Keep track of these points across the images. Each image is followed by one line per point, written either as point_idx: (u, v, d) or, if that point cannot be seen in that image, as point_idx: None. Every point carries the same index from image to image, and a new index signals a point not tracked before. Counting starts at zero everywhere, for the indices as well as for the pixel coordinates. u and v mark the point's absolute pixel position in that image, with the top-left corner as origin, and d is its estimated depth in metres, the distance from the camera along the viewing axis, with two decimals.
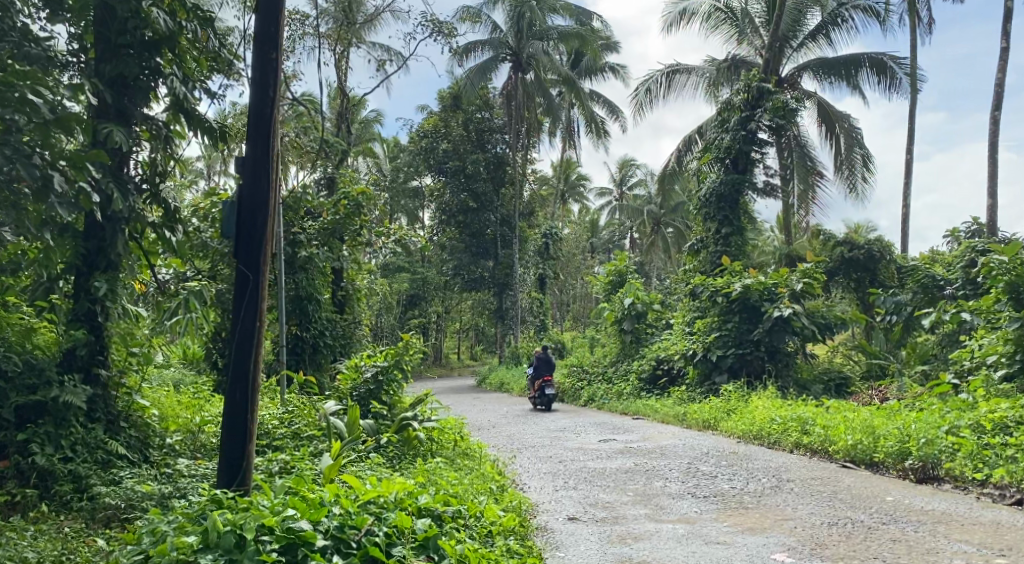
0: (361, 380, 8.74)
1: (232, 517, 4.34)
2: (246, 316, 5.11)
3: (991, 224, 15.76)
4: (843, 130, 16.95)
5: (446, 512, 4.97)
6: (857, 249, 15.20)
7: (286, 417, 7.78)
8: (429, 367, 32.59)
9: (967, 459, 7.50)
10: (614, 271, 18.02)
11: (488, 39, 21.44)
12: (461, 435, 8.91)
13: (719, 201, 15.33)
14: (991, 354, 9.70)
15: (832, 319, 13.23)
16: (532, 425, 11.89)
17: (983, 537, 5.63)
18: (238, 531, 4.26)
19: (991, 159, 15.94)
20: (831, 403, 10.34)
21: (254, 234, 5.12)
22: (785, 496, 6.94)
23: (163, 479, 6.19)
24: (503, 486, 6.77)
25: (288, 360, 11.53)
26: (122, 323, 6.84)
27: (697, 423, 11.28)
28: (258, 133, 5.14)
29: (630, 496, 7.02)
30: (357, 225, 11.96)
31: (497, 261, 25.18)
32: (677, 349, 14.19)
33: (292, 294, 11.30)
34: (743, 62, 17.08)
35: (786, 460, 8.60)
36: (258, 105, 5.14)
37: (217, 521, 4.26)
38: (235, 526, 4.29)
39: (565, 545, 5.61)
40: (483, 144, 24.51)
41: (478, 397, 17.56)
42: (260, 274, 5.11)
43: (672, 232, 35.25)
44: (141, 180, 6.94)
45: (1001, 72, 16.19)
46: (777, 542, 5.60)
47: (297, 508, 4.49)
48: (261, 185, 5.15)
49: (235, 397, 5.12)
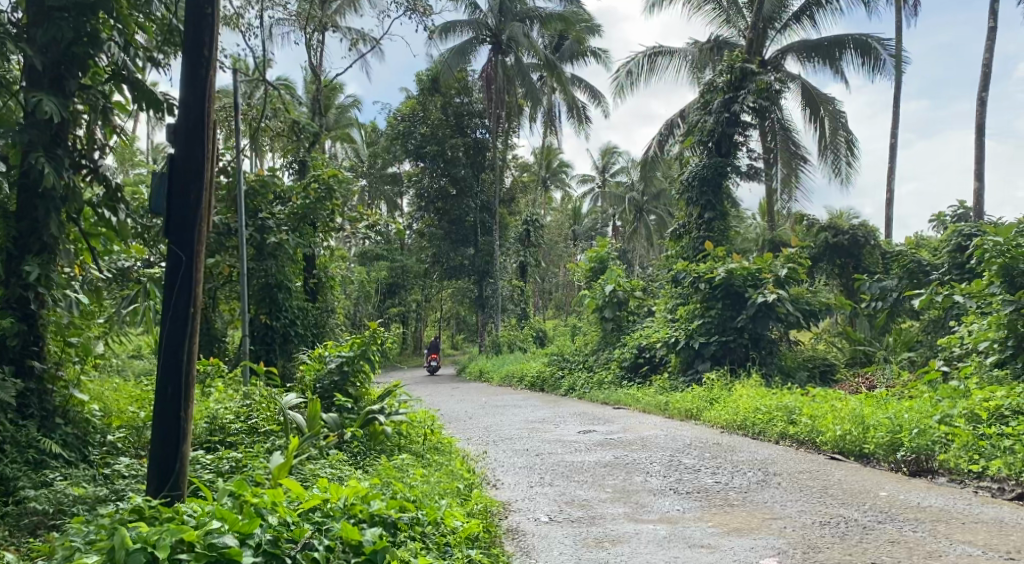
0: (326, 370, 8.22)
1: (146, 532, 3.85)
2: (178, 301, 4.60)
3: (977, 208, 15.46)
4: (827, 114, 16.55)
5: (402, 520, 4.51)
6: (841, 235, 14.77)
7: (242, 411, 7.30)
8: (409, 358, 32.03)
9: (962, 450, 7.14)
10: (595, 259, 17.56)
11: (467, 19, 20.88)
12: (433, 429, 8.42)
13: (702, 185, 14.86)
14: (982, 340, 9.28)
15: (817, 306, 12.81)
16: (510, 416, 11.44)
17: (987, 538, 5.23)
18: (148, 549, 3.77)
19: (978, 141, 15.61)
20: (818, 392, 9.93)
21: (185, 210, 4.62)
22: (773, 492, 6.51)
23: (100, 481, 5.68)
24: (471, 485, 6.33)
25: (257, 350, 10.90)
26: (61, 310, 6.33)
27: (679, 413, 10.84)
28: (191, 97, 4.63)
29: (609, 493, 6.57)
30: (328, 210, 11.43)
31: (476, 248, 24.62)
32: (659, 337, 13.76)
33: (260, 281, 10.72)
34: (727, 44, 16.75)
35: (773, 452, 8.18)
36: (190, 67, 4.63)
37: (125, 538, 3.77)
38: (146, 543, 3.79)
39: (537, 550, 5.17)
40: (462, 128, 24.01)
41: (457, 387, 17.05)
42: (193, 255, 4.62)
43: (654, 219, 34.81)
44: (79, 154, 6.40)
45: (988, 52, 15.84)
46: (766, 545, 5.17)
47: (225, 520, 4.01)
48: (194, 155, 4.64)
49: (166, 391, 4.60)
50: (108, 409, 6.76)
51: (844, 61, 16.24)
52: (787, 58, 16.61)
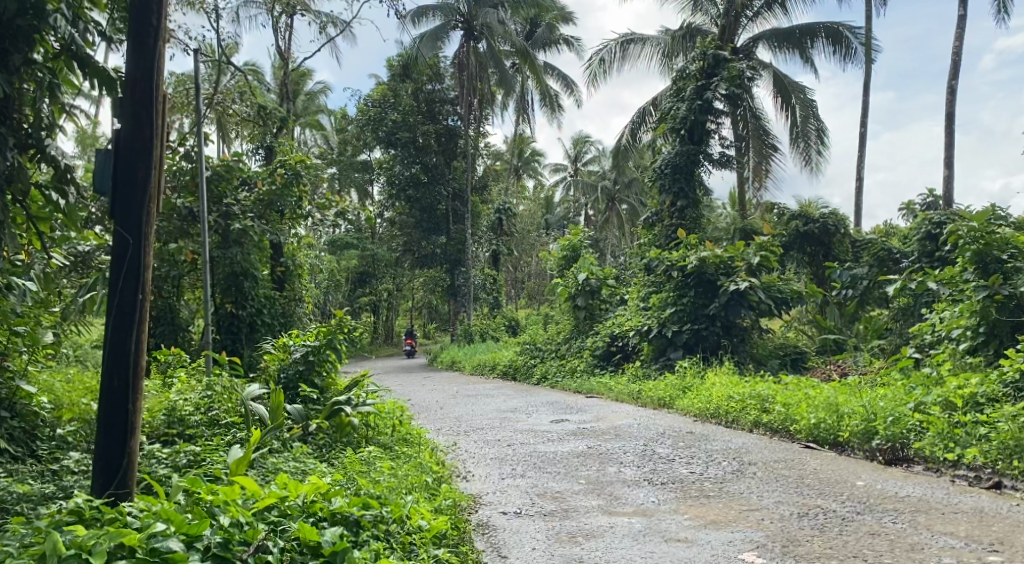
0: (290, 361, 7.95)
1: (81, 537, 3.59)
2: (125, 285, 4.33)
3: (947, 195, 15.47)
4: (799, 102, 16.48)
5: (364, 517, 4.31)
6: (812, 223, 14.70)
7: (202, 402, 7.00)
8: (380, 347, 31.70)
9: (937, 438, 7.04)
10: (568, 247, 17.39)
11: (439, 5, 20.44)
12: (402, 420, 8.19)
13: (675, 172, 14.73)
14: (955, 327, 9.20)
15: (789, 294, 12.71)
16: (481, 406, 11.24)
17: (969, 529, 5.11)
18: (83, 555, 3.50)
19: (948, 129, 15.60)
20: (791, 379, 9.84)
21: (132, 191, 4.36)
22: (748, 483, 6.37)
23: (47, 478, 5.42)
24: (440, 478, 6.12)
25: (222, 340, 10.60)
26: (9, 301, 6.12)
27: (651, 401, 10.71)
28: (138, 69, 4.37)
29: (582, 484, 6.40)
30: (294, 197, 11.14)
31: (448, 237, 24.43)
32: (631, 325, 13.62)
33: (225, 269, 10.38)
34: (699, 31, 16.61)
35: (747, 441, 8.06)
36: (137, 38, 4.36)
37: (58, 543, 3.50)
38: (82, 548, 3.52)
39: (508, 546, 4.98)
40: (433, 114, 23.73)
41: (429, 377, 16.82)
42: (141, 237, 4.35)
43: (626, 208, 34.68)
44: (24, 133, 5.98)
45: (958, 39, 15.82)
46: (744, 539, 5.02)
47: (171, 521, 3.79)
48: (142, 129, 4.37)
49: (113, 381, 4.33)
50: (60, 402, 6.51)
51: (816, 49, 16.15)
52: (758, 46, 16.51)
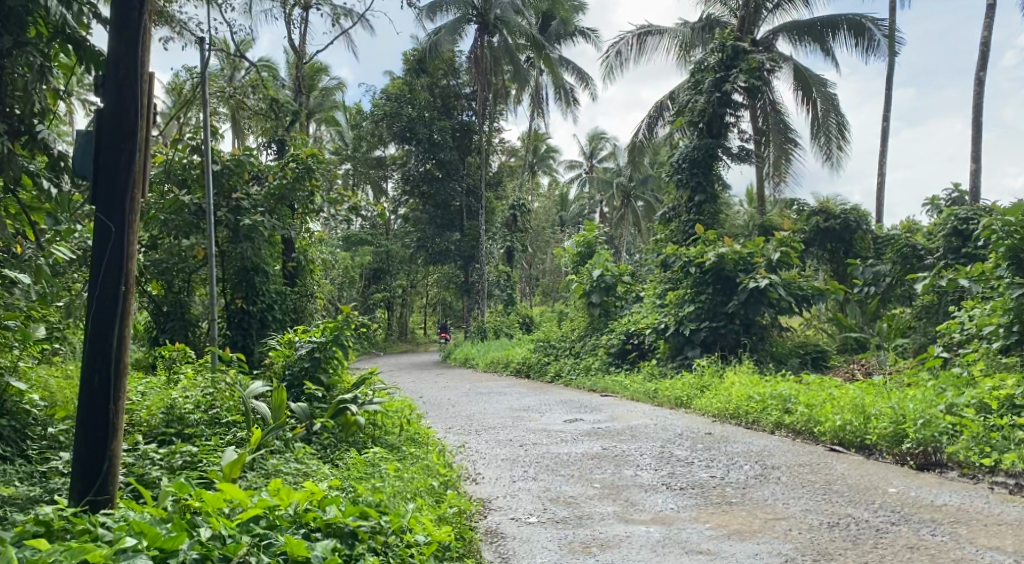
0: (294, 357, 7.64)
1: (45, 552, 3.36)
2: (107, 276, 4.09)
3: (974, 190, 15.00)
4: (820, 95, 16.03)
5: (361, 528, 4.07)
6: (833, 219, 14.33)
7: (203, 400, 6.68)
8: (394, 344, 31.53)
9: (972, 442, 6.67)
10: (583, 243, 17.06)
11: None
12: (410, 420, 7.88)
13: (692, 166, 14.30)
14: (987, 326, 8.81)
15: (810, 291, 12.31)
16: (495, 405, 10.92)
17: (1016, 543, 4.75)
18: None
19: (975, 123, 15.13)
20: (812, 379, 9.48)
21: (115, 177, 4.11)
22: (773, 489, 6.02)
23: (35, 479, 5.18)
24: (445, 481, 5.83)
25: (231, 336, 10.30)
26: (11, 294, 5.89)
27: (668, 401, 10.37)
28: (122, 42, 4.12)
29: (597, 489, 6.07)
30: (306, 191, 10.81)
31: (461, 233, 24.29)
32: (648, 323, 13.26)
33: (235, 265, 10.11)
34: (718, 23, 16.21)
35: (769, 443, 7.71)
36: (121, 10, 4.11)
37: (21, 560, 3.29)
38: None
39: (516, 556, 4.70)
40: (448, 110, 23.43)
41: (441, 375, 16.57)
42: (123, 224, 4.10)
43: (641, 205, 34.22)
44: (16, 119, 5.54)
45: (986, 30, 15.33)
46: (771, 552, 4.69)
47: (144, 535, 3.57)
48: (126, 109, 4.13)
49: (93, 380, 4.07)
50: (53, 401, 6.28)
51: (837, 42, 15.73)
52: (778, 38, 16.14)
